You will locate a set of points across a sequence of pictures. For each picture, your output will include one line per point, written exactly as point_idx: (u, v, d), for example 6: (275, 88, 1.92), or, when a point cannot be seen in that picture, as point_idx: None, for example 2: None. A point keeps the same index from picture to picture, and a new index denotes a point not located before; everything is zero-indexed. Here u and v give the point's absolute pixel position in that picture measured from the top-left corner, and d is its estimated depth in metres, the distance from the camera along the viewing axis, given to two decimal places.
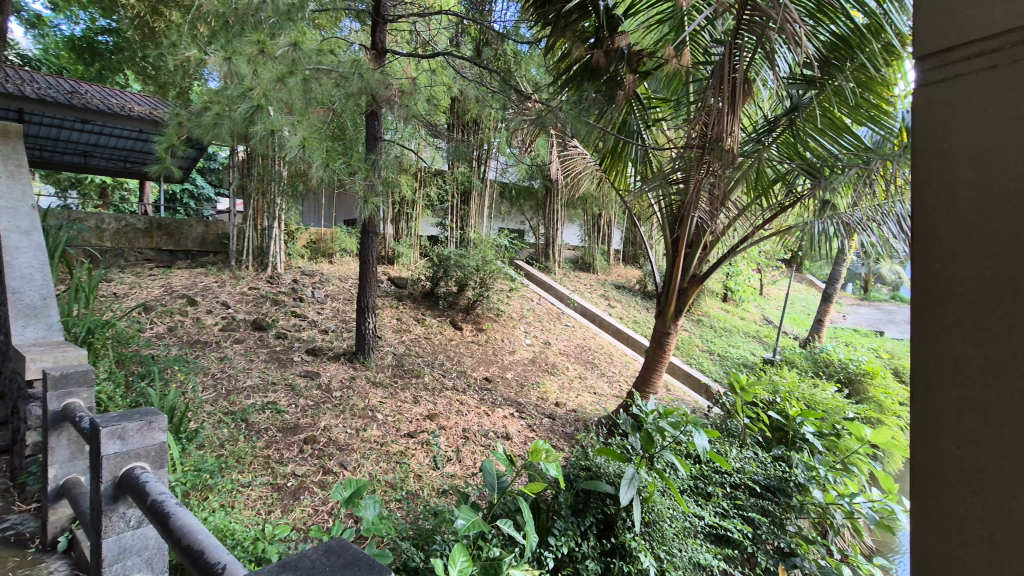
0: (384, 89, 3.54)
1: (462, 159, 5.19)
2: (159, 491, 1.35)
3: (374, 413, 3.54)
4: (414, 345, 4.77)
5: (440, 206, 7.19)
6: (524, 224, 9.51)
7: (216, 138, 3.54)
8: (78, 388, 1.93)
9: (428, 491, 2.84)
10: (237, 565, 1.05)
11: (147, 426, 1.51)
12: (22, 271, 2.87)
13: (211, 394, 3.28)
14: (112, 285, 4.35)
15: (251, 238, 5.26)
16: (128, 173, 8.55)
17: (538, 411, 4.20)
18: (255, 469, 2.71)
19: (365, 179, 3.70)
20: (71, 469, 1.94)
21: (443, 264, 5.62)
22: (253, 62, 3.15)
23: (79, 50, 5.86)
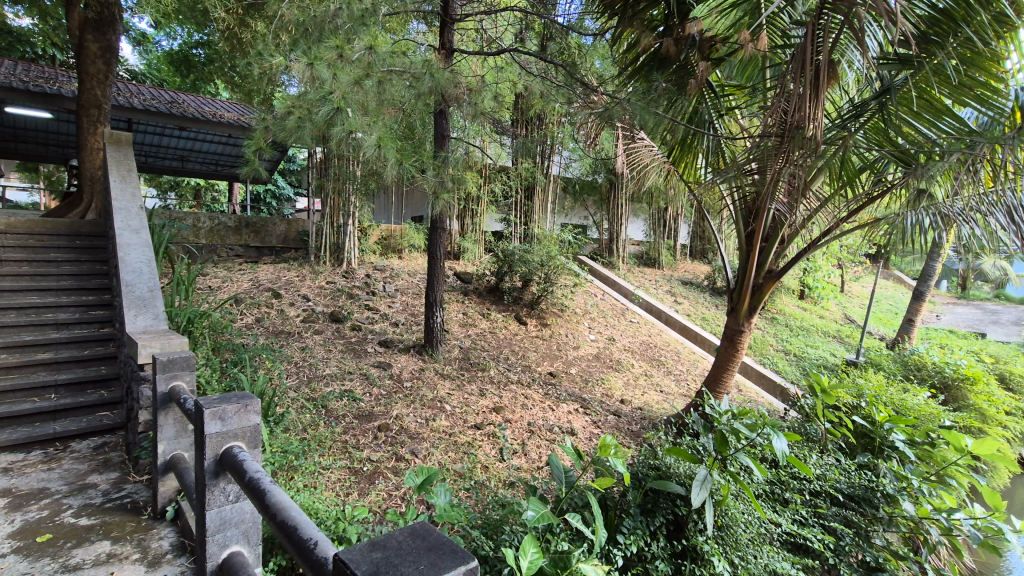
0: (453, 88, 3.64)
1: (527, 154, 5.21)
2: (254, 469, 1.45)
3: (443, 404, 3.65)
4: (480, 339, 4.85)
5: (504, 201, 7.26)
6: (587, 219, 9.43)
7: (298, 140, 3.74)
8: (182, 372, 2.11)
9: (496, 482, 2.89)
10: (327, 542, 1.11)
11: (243, 408, 1.63)
12: (134, 265, 3.18)
13: (294, 381, 3.50)
14: (207, 279, 4.73)
15: (328, 234, 5.55)
16: (218, 176, 9.25)
17: (603, 407, 4.16)
18: (335, 453, 2.87)
19: (435, 175, 3.81)
20: (176, 446, 2.12)
21: (507, 260, 5.67)
22: (333, 66, 3.30)
23: (177, 64, 6.38)
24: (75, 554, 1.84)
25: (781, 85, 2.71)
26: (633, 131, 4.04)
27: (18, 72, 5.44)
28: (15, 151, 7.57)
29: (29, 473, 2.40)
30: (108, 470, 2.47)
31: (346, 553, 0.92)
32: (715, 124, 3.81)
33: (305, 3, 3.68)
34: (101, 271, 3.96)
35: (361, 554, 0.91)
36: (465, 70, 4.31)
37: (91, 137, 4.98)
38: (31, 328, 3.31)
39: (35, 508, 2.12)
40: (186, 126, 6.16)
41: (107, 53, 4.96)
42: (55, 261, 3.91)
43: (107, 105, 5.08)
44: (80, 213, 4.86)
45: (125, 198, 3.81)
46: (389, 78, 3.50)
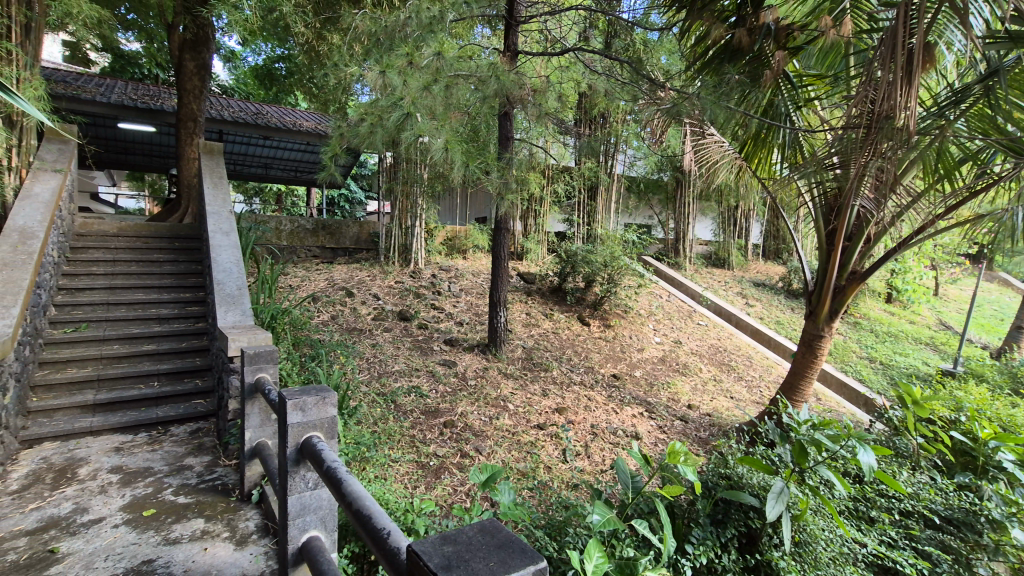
0: (518, 89, 3.68)
1: (591, 153, 5.15)
2: (332, 459, 1.52)
3: (506, 403, 3.69)
4: (542, 340, 4.86)
5: (567, 202, 7.22)
6: (652, 219, 9.20)
7: (370, 145, 3.90)
8: (266, 364, 2.25)
9: (559, 483, 2.88)
10: (399, 533, 1.15)
11: (322, 400, 1.71)
12: (224, 264, 3.44)
13: (366, 376, 3.66)
14: (288, 278, 5.05)
15: (397, 236, 5.75)
16: (297, 181, 9.82)
17: (669, 412, 4.04)
18: (403, 446, 2.97)
19: (500, 177, 3.88)
20: (261, 433, 2.25)
21: (570, 260, 5.64)
22: (404, 73, 3.40)
23: (261, 77, 6.88)
24: (175, 529, 2.02)
25: (866, 74, 2.53)
26: (704, 127, 3.90)
27: (127, 91, 6.04)
28: (124, 162, 8.41)
29: (137, 453, 2.65)
30: (203, 453, 2.68)
31: (419, 546, 0.95)
32: (793, 116, 3.57)
33: (377, 15, 3.84)
34: (196, 271, 4.32)
35: (433, 547, 0.93)
36: (529, 71, 4.33)
37: (188, 148, 5.45)
38: (138, 321, 3.66)
39: (141, 485, 2.35)
40: (270, 135, 6.59)
41: (202, 70, 5.40)
42: (158, 261, 4.31)
43: (202, 118, 5.52)
44: (179, 218, 5.32)
45: (217, 203, 4.14)
46: (456, 82, 3.60)
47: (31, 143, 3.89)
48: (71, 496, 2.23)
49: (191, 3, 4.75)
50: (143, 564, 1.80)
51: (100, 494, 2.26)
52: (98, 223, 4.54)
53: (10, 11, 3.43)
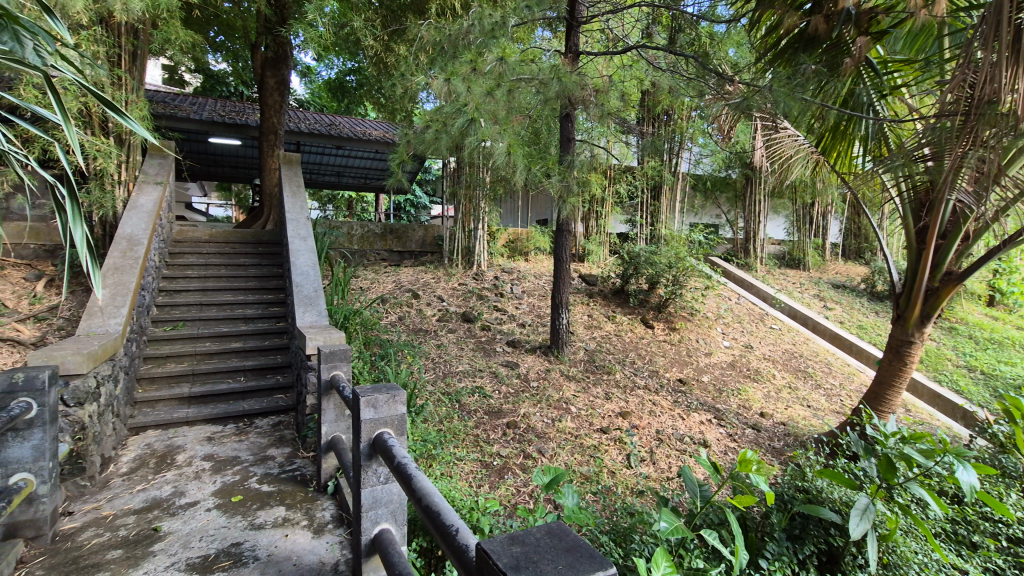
0: (580, 90, 3.67)
1: (655, 152, 5.03)
2: (401, 455, 1.57)
3: (568, 405, 3.67)
4: (605, 342, 4.79)
5: (629, 202, 7.08)
6: (719, 218, 8.87)
7: (435, 151, 4.00)
8: (340, 362, 2.38)
9: (624, 489, 2.84)
10: (467, 531, 1.17)
11: (391, 398, 1.77)
12: (302, 268, 3.65)
13: (432, 375, 3.77)
14: (359, 281, 5.28)
15: (460, 239, 5.86)
16: (366, 188, 10.25)
17: (740, 420, 3.86)
18: (468, 445, 3.04)
19: (561, 179, 3.88)
20: (336, 428, 2.37)
21: (633, 262, 5.53)
22: (467, 80, 3.47)
23: (334, 90, 7.24)
24: (260, 515, 2.16)
25: (965, 55, 2.31)
26: (777, 121, 3.71)
27: (217, 108, 6.55)
28: (213, 175, 9.13)
29: (226, 443, 2.86)
30: (284, 445, 2.86)
31: (487, 544, 0.96)
32: (877, 105, 3.32)
33: (441, 25, 3.95)
34: (277, 273, 4.61)
35: (501, 546, 0.94)
36: (590, 72, 4.29)
37: (269, 159, 5.83)
38: (226, 321, 3.96)
39: (230, 473, 2.53)
40: (342, 145, 6.92)
41: (281, 86, 5.76)
42: (244, 265, 4.64)
43: (281, 131, 5.88)
44: (261, 225, 5.71)
45: (295, 210, 4.40)
46: (518, 86, 3.63)
47: (137, 158, 4.27)
48: (171, 480, 2.45)
49: (272, 23, 5.09)
50: (232, 546, 1.94)
51: (195, 480, 2.46)
52: (192, 230, 4.96)
53: (120, 40, 3.84)
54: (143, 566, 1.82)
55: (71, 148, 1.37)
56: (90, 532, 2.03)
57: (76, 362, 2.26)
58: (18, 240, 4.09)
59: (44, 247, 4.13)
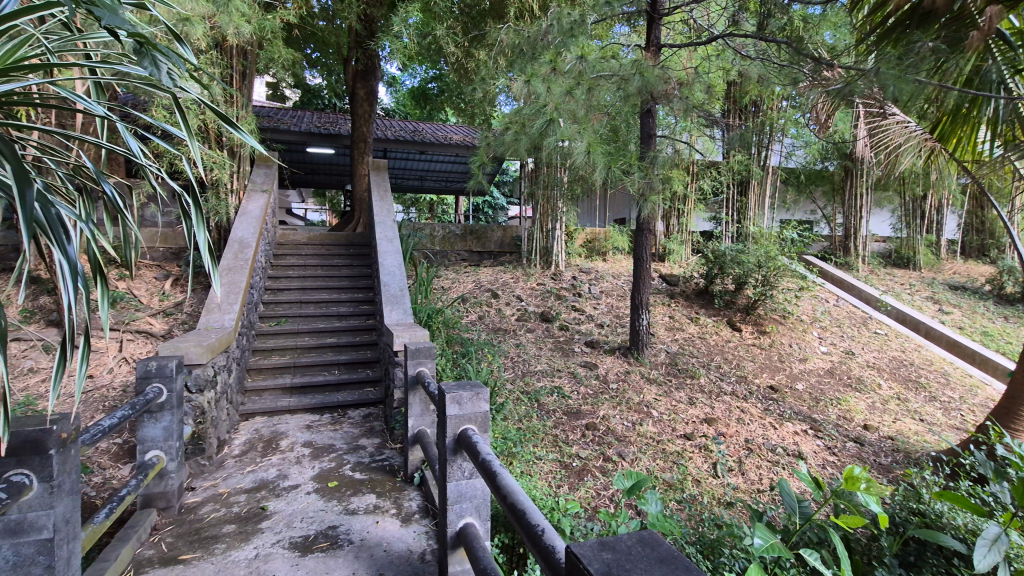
0: (663, 84, 3.57)
1: (743, 145, 4.77)
2: (486, 452, 1.59)
3: (649, 409, 3.57)
4: (688, 345, 4.61)
5: (714, 198, 6.77)
6: (815, 214, 8.26)
7: (514, 152, 4.05)
8: (426, 359, 2.48)
9: (711, 499, 2.73)
10: (553, 532, 1.15)
11: (475, 395, 1.81)
12: (389, 268, 3.83)
13: (511, 374, 3.81)
14: (442, 281, 5.46)
15: (538, 239, 5.89)
16: (448, 190, 10.58)
17: (840, 432, 3.57)
18: (547, 445, 3.05)
19: (642, 177, 3.79)
20: (422, 422, 2.45)
21: (718, 261, 5.27)
22: (547, 80, 3.48)
23: (417, 97, 7.53)
24: (353, 502, 2.29)
25: None
26: (885, 105, 3.40)
27: (313, 120, 7.05)
28: (310, 182, 9.83)
29: (323, 431, 3.07)
30: (374, 436, 3.02)
31: (577, 548, 0.91)
32: (1009, 83, 2.91)
33: (519, 27, 3.99)
34: (366, 273, 4.87)
35: (592, 551, 0.89)
36: (673, 65, 4.15)
37: (359, 166, 6.17)
38: (322, 318, 4.25)
39: (327, 460, 2.71)
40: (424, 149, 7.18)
41: (370, 96, 6.08)
42: (337, 265, 4.95)
43: (370, 139, 6.20)
44: (352, 228, 6.06)
45: (383, 213, 4.63)
46: (599, 84, 3.59)
47: (246, 169, 4.68)
48: (276, 463, 2.66)
49: (362, 37, 5.37)
50: (329, 529, 2.07)
51: (296, 464, 2.65)
52: (293, 234, 5.37)
53: (232, 62, 4.24)
54: (253, 541, 1.99)
55: (196, 161, 1.53)
56: (209, 506, 2.25)
57: (198, 353, 2.49)
58: (150, 244, 4.63)
59: (171, 249, 4.64)
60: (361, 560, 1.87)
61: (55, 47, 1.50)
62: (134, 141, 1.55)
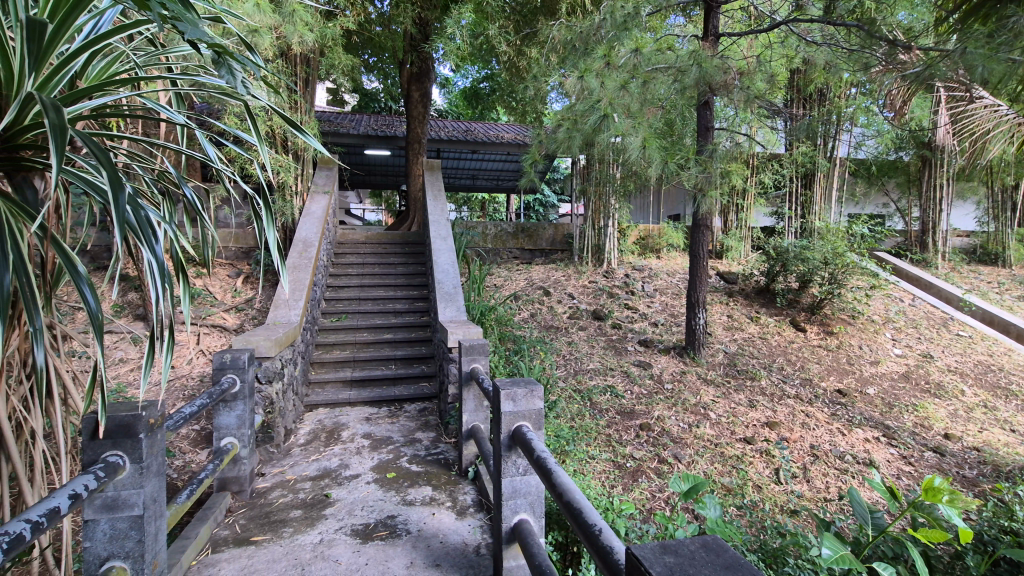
0: (722, 74, 3.44)
1: (810, 135, 4.54)
2: (540, 449, 1.57)
3: (707, 411, 3.47)
4: (748, 345, 4.44)
5: (775, 192, 6.47)
6: (887, 207, 7.76)
7: (566, 149, 4.02)
8: (480, 355, 2.51)
9: (772, 507, 2.63)
10: (610, 532, 1.12)
11: (530, 392, 1.81)
12: (444, 266, 3.90)
13: (563, 371, 3.80)
14: (494, 278, 5.51)
15: (590, 236, 5.84)
16: (499, 189, 10.65)
17: (917, 440, 3.33)
18: (600, 444, 3.02)
19: (701, 171, 3.67)
20: (476, 417, 2.49)
21: (781, 258, 5.03)
22: (601, 75, 3.43)
23: (469, 97, 7.61)
24: (410, 493, 2.35)
25: None
26: (970, 89, 3.13)
27: (371, 123, 7.28)
28: (368, 183, 10.18)
29: (381, 424, 3.17)
30: (430, 430, 3.09)
31: (637, 549, 0.89)
32: None
33: (571, 23, 3.96)
34: (421, 271, 4.98)
35: (653, 554, 0.86)
36: (732, 54, 4.00)
37: (414, 166, 6.32)
38: (380, 314, 4.38)
39: (385, 451, 2.80)
40: (477, 149, 7.26)
41: (425, 98, 6.21)
42: (394, 263, 5.10)
43: (424, 139, 6.33)
44: (407, 227, 6.22)
45: (437, 212, 4.72)
46: (654, 77, 3.51)
47: (309, 171, 4.90)
48: (338, 453, 2.77)
49: (417, 40, 5.49)
50: (388, 518, 2.14)
51: (357, 455, 2.76)
52: (352, 233, 5.58)
53: (296, 69, 4.45)
54: (318, 526, 2.08)
55: (265, 165, 1.61)
56: (277, 492, 2.38)
57: (267, 347, 2.64)
58: (224, 244, 4.93)
59: (242, 249, 4.93)
60: (419, 550, 1.92)
61: (143, 62, 1.62)
62: (211, 147, 1.66)
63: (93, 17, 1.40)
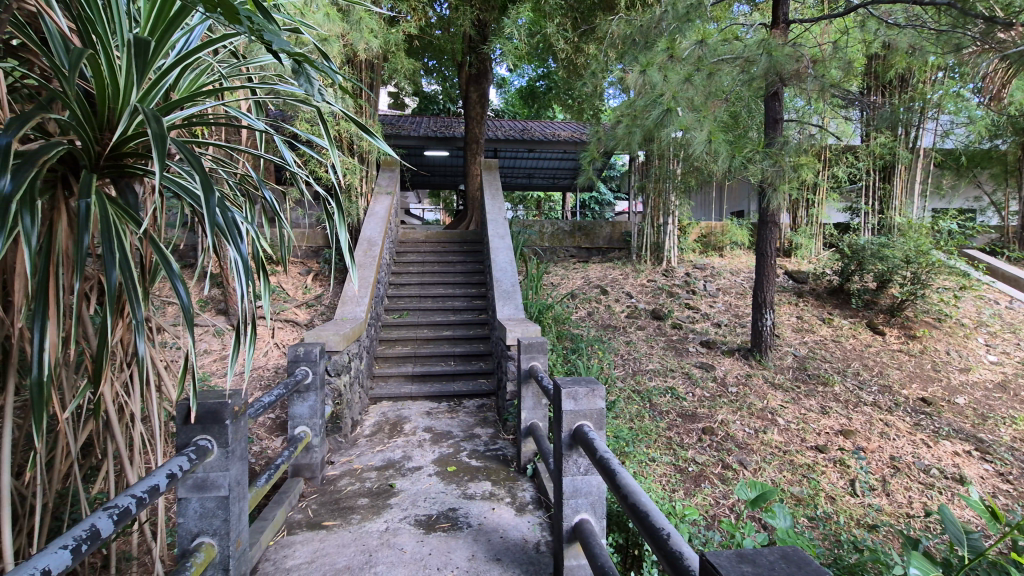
0: (794, 63, 3.28)
1: (891, 125, 4.23)
2: (603, 449, 1.55)
3: (774, 416, 3.32)
4: (819, 348, 4.21)
5: (850, 186, 6.08)
6: (980, 200, 7.11)
7: (626, 145, 3.96)
8: (538, 354, 2.52)
9: (848, 520, 2.48)
10: (680, 537, 1.09)
11: (591, 392, 1.79)
12: (502, 264, 3.94)
13: (622, 371, 3.75)
14: (550, 277, 5.49)
15: (649, 234, 5.72)
16: (555, 187, 10.63)
17: (1015, 456, 3.04)
18: (661, 446, 2.96)
19: (771, 165, 3.51)
20: (534, 415, 2.50)
21: (856, 256, 4.74)
22: (664, 68, 3.34)
23: (526, 96, 7.62)
24: (470, 487, 2.40)
25: None
26: None
27: (430, 125, 7.45)
28: (427, 184, 10.43)
29: (441, 418, 3.25)
30: (488, 426, 3.13)
31: (713, 556, 0.86)
32: None
33: (632, 17, 3.88)
34: (479, 270, 5.05)
35: (730, 562, 0.83)
36: (804, 42, 3.80)
37: (472, 166, 6.41)
38: (439, 311, 4.48)
39: (445, 445, 2.86)
40: (533, 148, 7.27)
41: (483, 99, 6.29)
42: (452, 261, 5.20)
43: (482, 139, 6.41)
44: (465, 226, 6.32)
45: (495, 212, 4.77)
46: (719, 68, 3.40)
47: (372, 173, 5.08)
48: (401, 445, 2.86)
49: (476, 41, 5.56)
50: (450, 510, 2.19)
51: (419, 447, 2.83)
52: (413, 232, 5.75)
53: (361, 75, 4.62)
54: (383, 515, 2.16)
55: (337, 166, 1.68)
56: (346, 480, 2.48)
57: (336, 341, 2.77)
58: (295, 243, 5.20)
59: (311, 248, 5.18)
60: (480, 543, 1.95)
61: (227, 74, 1.74)
62: (288, 151, 1.76)
63: (184, 34, 1.52)
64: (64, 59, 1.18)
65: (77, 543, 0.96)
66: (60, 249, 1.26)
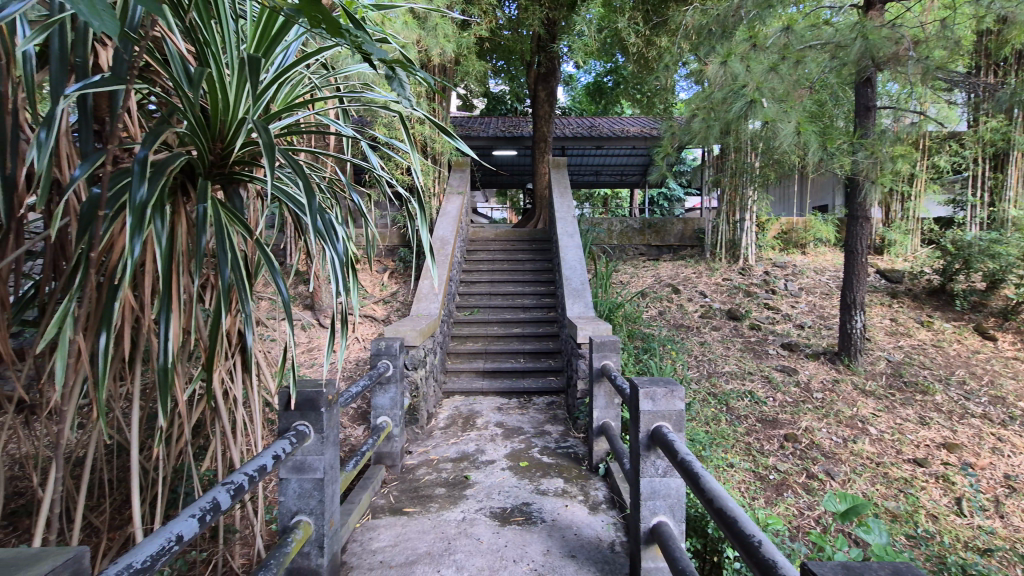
0: (892, 46, 3.04)
1: (1007, 108, 3.82)
2: (684, 451, 1.51)
3: (865, 425, 3.10)
4: (917, 353, 3.88)
5: (953, 177, 5.55)
6: None
7: (701, 139, 3.83)
8: (611, 353, 2.51)
9: (953, 541, 2.29)
10: (772, 544, 1.05)
11: (670, 393, 1.75)
12: (571, 263, 3.93)
13: (696, 372, 3.64)
14: (619, 275, 5.42)
15: (724, 231, 5.50)
16: (623, 184, 10.43)
17: None
18: (739, 452, 2.85)
19: (866, 157, 3.26)
20: (606, 414, 2.49)
21: (961, 254, 4.36)
22: (746, 58, 3.19)
23: (594, 92, 7.53)
24: (543, 483, 2.42)
25: None
26: None
27: (498, 125, 7.55)
28: (493, 183, 10.57)
29: (512, 414, 3.30)
30: (559, 423, 3.14)
31: (815, 567, 0.83)
32: None
33: (709, 6, 3.75)
34: (548, 268, 5.06)
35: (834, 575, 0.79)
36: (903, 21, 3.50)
37: (540, 164, 6.42)
38: (508, 309, 4.54)
39: (517, 440, 2.90)
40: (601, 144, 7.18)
41: (551, 97, 6.28)
42: (520, 260, 5.25)
43: (550, 137, 6.41)
44: (533, 224, 6.35)
45: (564, 210, 4.76)
46: (806, 55, 3.23)
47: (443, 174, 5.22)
48: (474, 439, 2.93)
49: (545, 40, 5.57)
50: (524, 505, 2.22)
51: (491, 442, 2.89)
52: (482, 231, 5.85)
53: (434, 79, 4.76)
54: (460, 505, 2.23)
55: (419, 168, 1.75)
56: (423, 469, 2.58)
57: (414, 336, 2.89)
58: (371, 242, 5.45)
59: (386, 247, 5.40)
60: (554, 539, 1.97)
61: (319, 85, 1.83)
62: (374, 155, 1.85)
63: (283, 50, 1.61)
64: (186, 80, 1.30)
65: (202, 512, 1.07)
66: (181, 248, 1.40)
